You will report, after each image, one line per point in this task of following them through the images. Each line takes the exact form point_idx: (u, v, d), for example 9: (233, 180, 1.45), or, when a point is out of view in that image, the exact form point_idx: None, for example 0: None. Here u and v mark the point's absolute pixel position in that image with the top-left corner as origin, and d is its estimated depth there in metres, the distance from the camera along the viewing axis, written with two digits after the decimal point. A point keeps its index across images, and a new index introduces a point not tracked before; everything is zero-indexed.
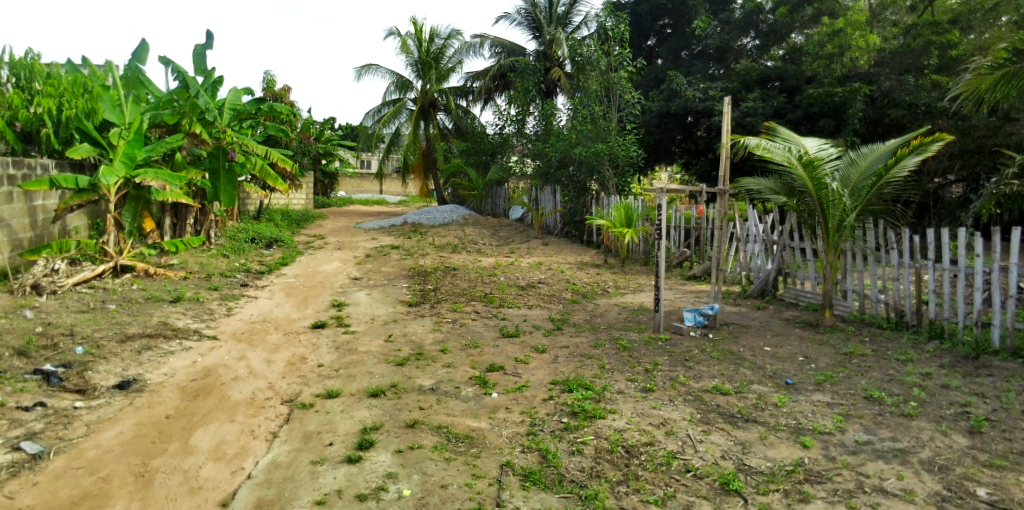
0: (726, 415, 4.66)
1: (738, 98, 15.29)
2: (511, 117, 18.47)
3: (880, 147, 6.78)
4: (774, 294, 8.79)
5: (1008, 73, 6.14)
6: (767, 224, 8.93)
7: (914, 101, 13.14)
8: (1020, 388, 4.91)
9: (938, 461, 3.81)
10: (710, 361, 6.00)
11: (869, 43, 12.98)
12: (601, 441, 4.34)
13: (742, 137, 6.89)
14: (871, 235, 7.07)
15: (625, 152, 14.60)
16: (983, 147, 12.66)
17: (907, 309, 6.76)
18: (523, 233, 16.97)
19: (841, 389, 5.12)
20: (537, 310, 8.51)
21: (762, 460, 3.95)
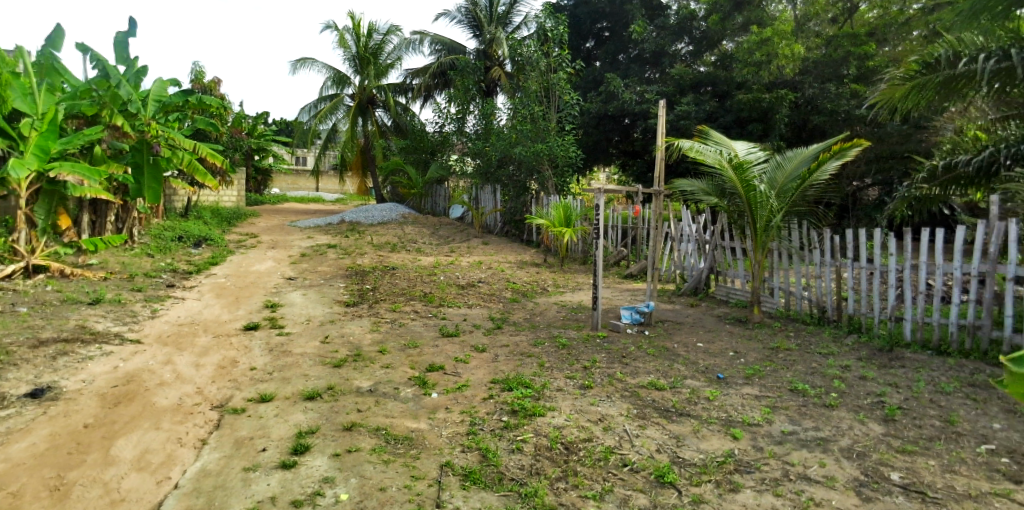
0: (661, 410, 4.79)
1: (673, 102, 15.74)
2: (451, 116, 18.38)
3: (804, 151, 7.11)
4: (706, 292, 9.10)
5: (918, 85, 6.57)
6: (700, 225, 9.26)
7: (834, 108, 13.89)
8: (928, 378, 5.27)
9: (857, 448, 4.03)
10: (646, 357, 6.16)
11: (794, 52, 13.62)
12: (540, 438, 4.37)
13: (677, 139, 7.09)
14: (795, 235, 7.42)
15: (564, 153, 14.85)
16: (896, 153, 13.52)
17: (828, 305, 7.13)
18: (464, 232, 16.92)
19: (768, 382, 5.35)
20: (477, 310, 8.50)
21: (695, 453, 4.08)
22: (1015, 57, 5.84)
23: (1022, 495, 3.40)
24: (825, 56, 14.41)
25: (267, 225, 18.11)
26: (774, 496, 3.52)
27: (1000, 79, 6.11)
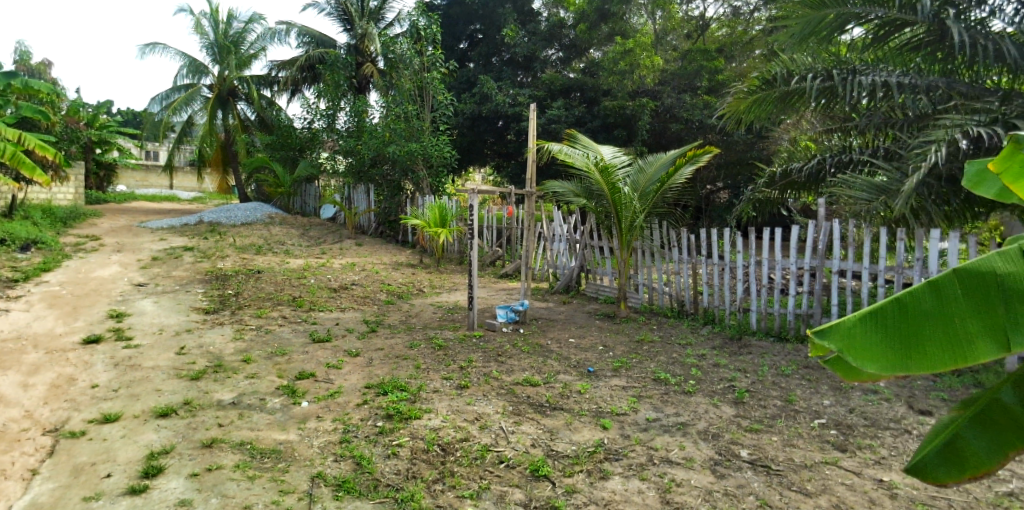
0: (535, 405, 4.91)
1: (545, 106, 16.19)
2: (320, 112, 17.65)
3: (663, 157, 7.56)
4: (578, 289, 9.47)
5: (758, 99, 7.28)
6: (570, 225, 9.63)
7: (689, 117, 15.04)
8: (771, 362, 5.85)
9: (712, 430, 4.38)
10: (521, 354, 6.28)
11: (654, 63, 14.53)
12: (417, 441, 4.30)
13: (547, 142, 7.28)
14: (656, 234, 7.91)
15: (439, 153, 14.82)
16: (742, 159, 14.89)
17: (686, 299, 7.69)
18: (336, 233, 16.33)
19: (634, 373, 5.67)
20: (351, 313, 8.23)
21: (567, 445, 4.22)
22: (836, 78, 6.64)
23: (847, 462, 3.87)
24: (681, 69, 15.52)
25: (110, 225, 16.33)
26: (640, 480, 3.72)
27: (824, 96, 6.92)
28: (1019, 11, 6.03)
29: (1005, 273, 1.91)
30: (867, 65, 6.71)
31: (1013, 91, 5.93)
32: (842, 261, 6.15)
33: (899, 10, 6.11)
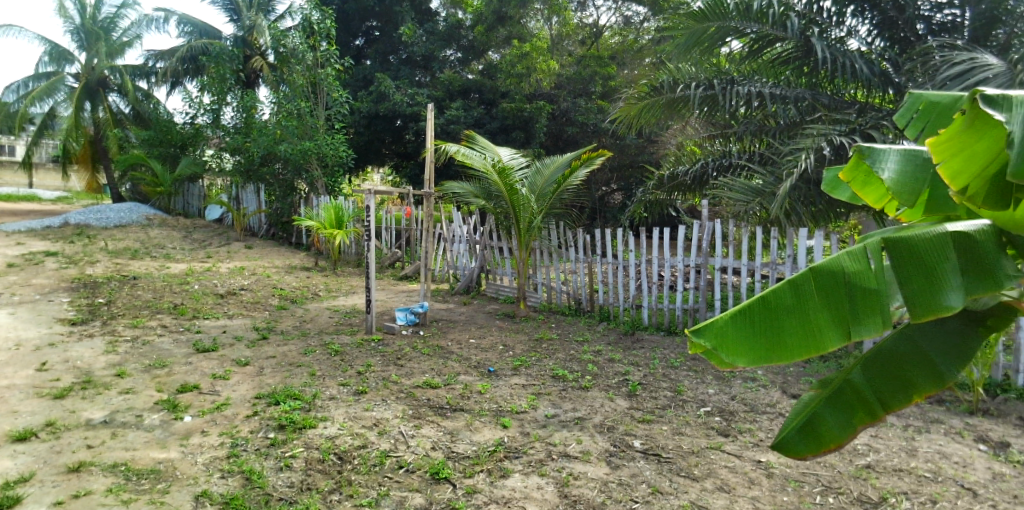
0: (435, 408, 4.86)
1: (443, 107, 16.03)
2: (204, 106, 16.58)
3: (559, 159, 7.76)
4: (478, 290, 9.51)
5: (647, 105, 7.66)
6: (470, 226, 9.63)
7: (585, 121, 15.56)
8: (661, 355, 6.15)
9: (607, 423, 4.54)
10: (421, 357, 6.20)
11: (550, 68, 14.81)
12: (311, 451, 4.13)
13: (445, 143, 7.20)
14: (553, 235, 8.09)
15: (334, 152, 14.35)
16: (634, 162, 15.54)
17: (583, 297, 7.94)
18: (223, 235, 15.43)
19: (533, 371, 5.76)
20: (239, 320, 7.76)
21: (468, 446, 4.21)
22: (716, 87, 7.09)
23: (730, 446, 4.13)
24: (576, 74, 15.95)
25: None
26: (539, 476, 3.79)
27: (707, 104, 7.36)
28: (871, 33, 6.73)
29: (850, 272, 2.22)
30: (744, 76, 7.21)
31: (866, 105, 6.61)
32: (723, 258, 6.56)
33: (771, 26, 6.67)
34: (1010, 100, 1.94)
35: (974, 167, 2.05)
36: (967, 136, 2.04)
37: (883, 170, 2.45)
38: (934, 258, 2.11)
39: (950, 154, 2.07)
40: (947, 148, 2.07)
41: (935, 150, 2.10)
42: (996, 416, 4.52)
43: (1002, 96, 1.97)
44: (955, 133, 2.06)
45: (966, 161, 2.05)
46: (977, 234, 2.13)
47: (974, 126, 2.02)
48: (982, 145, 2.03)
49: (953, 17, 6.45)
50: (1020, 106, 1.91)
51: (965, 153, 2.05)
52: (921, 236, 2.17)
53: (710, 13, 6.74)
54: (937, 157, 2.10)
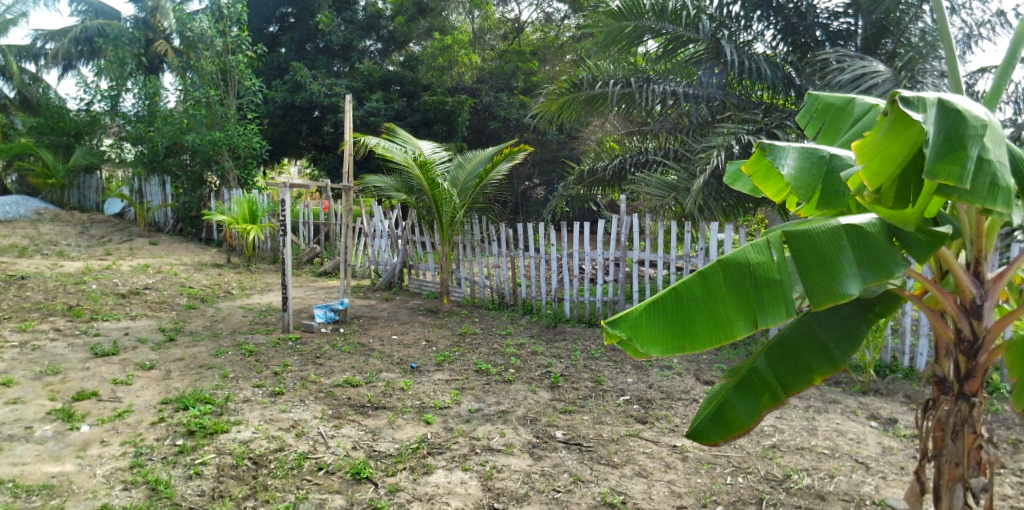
0: (356, 406, 4.76)
1: (362, 98, 15.64)
2: (101, 91, 15.41)
3: (481, 153, 7.75)
4: (400, 286, 9.40)
5: (567, 101, 7.75)
6: (392, 220, 9.46)
7: (506, 116, 15.62)
8: (583, 347, 6.29)
9: (530, 415, 4.59)
10: (341, 355, 6.05)
11: (471, 61, 14.78)
12: (223, 457, 3.94)
13: (363, 135, 7.02)
14: (476, 229, 8.09)
15: (247, 144, 13.71)
16: (555, 158, 15.75)
17: (506, 291, 7.99)
18: (124, 231, 14.45)
19: (456, 366, 5.75)
20: (143, 321, 7.30)
21: (390, 444, 4.15)
22: (633, 85, 7.30)
23: (647, 432, 4.28)
24: (497, 68, 15.98)
25: None
26: (462, 471, 3.78)
27: (625, 102, 7.56)
28: (775, 38, 7.09)
29: (755, 264, 2.34)
30: (659, 75, 7.47)
31: (771, 106, 6.97)
32: (641, 251, 6.77)
33: (684, 28, 6.94)
34: (922, 104, 2.16)
35: (888, 168, 2.15)
36: (886, 139, 2.17)
37: (783, 166, 2.60)
38: (831, 250, 2.26)
39: (871, 155, 2.17)
40: (869, 150, 2.18)
41: (858, 151, 2.20)
42: (885, 395, 4.92)
43: (915, 101, 2.18)
44: (874, 137, 2.19)
45: (882, 163, 2.16)
46: (867, 229, 2.31)
47: (893, 130, 2.16)
48: (897, 147, 2.16)
49: (848, 25, 6.88)
50: (932, 110, 2.14)
51: (883, 154, 2.16)
52: (818, 229, 2.31)
53: (627, 12, 6.94)
54: (858, 158, 2.20)
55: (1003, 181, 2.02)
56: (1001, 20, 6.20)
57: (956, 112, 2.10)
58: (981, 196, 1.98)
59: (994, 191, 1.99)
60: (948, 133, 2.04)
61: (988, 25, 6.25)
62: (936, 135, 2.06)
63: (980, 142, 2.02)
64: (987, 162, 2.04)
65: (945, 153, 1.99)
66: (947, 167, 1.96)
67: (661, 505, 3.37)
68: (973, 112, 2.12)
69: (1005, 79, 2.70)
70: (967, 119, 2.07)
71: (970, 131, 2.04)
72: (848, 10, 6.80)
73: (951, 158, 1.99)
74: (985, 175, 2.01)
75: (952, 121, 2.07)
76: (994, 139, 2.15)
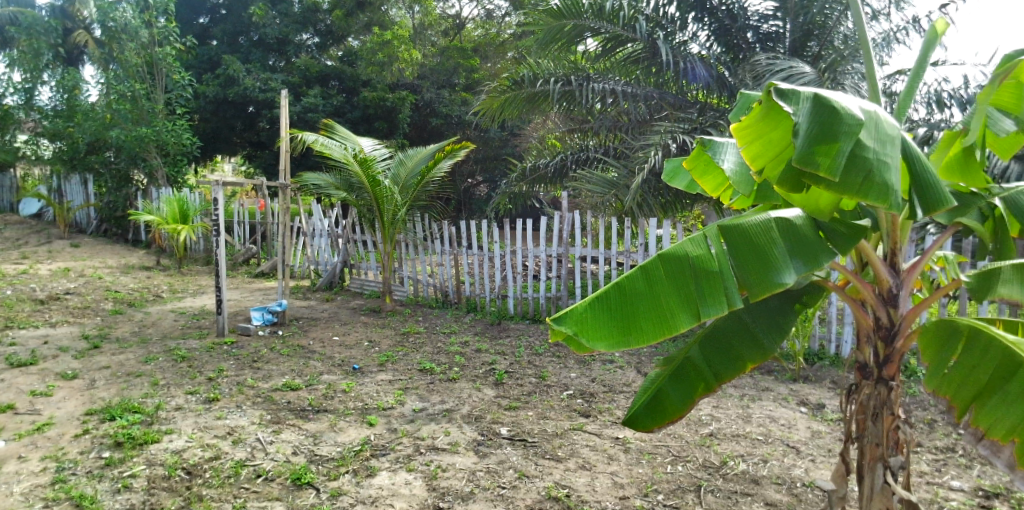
0: (296, 410, 4.65)
1: (299, 94, 15.21)
2: (13, 83, 14.41)
3: (422, 151, 7.68)
4: (341, 286, 9.23)
5: (508, 99, 7.80)
6: (332, 219, 9.26)
7: (448, 113, 15.52)
8: (527, 343, 6.33)
9: (474, 413, 4.59)
10: (280, 358, 5.89)
11: (412, 57, 14.55)
12: (154, 468, 3.77)
13: (301, 131, 6.83)
14: (419, 227, 8.02)
15: (177, 140, 13.14)
16: (498, 155, 15.73)
17: (450, 289, 7.95)
18: (42, 233, 13.60)
19: (400, 366, 5.69)
20: (64, 328, 6.89)
21: (332, 447, 4.06)
22: (574, 83, 7.39)
23: (591, 426, 4.35)
24: (438, 65, 15.87)
25: None
26: (407, 472, 3.74)
27: (565, 100, 7.66)
28: (709, 38, 7.30)
29: (694, 256, 2.40)
30: (599, 74, 7.59)
31: (705, 105, 7.17)
32: (582, 248, 6.86)
33: (621, 27, 7.07)
34: (798, 95, 2.17)
35: (771, 152, 2.23)
36: (765, 124, 2.23)
37: (723, 161, 2.68)
38: (765, 243, 2.35)
39: (751, 139, 2.24)
40: (748, 133, 2.24)
41: (739, 135, 2.26)
42: (813, 381, 5.16)
43: (791, 92, 2.19)
44: (753, 120, 2.25)
45: (763, 146, 2.23)
46: (780, 220, 2.41)
47: (770, 115, 2.22)
48: (775, 133, 2.22)
49: (777, 28, 7.15)
50: (805, 101, 2.15)
51: (763, 138, 2.23)
52: (749, 223, 2.41)
53: (566, 11, 7.04)
54: (740, 141, 2.27)
55: (882, 175, 2.08)
56: (916, 26, 6.59)
57: (830, 108, 2.12)
58: (856, 190, 2.06)
59: (868, 186, 2.06)
60: (820, 127, 2.08)
61: (903, 31, 6.63)
62: (808, 128, 2.09)
63: (853, 139, 2.06)
64: (861, 156, 2.10)
65: (817, 146, 2.04)
66: (816, 161, 2.03)
67: (604, 496, 3.44)
68: (849, 107, 2.15)
69: (917, 80, 2.84)
70: (840, 116, 2.10)
71: (843, 128, 2.08)
72: (777, 13, 7.07)
73: (823, 153, 2.04)
74: (858, 171, 2.07)
75: (826, 115, 2.10)
76: (877, 132, 2.20)
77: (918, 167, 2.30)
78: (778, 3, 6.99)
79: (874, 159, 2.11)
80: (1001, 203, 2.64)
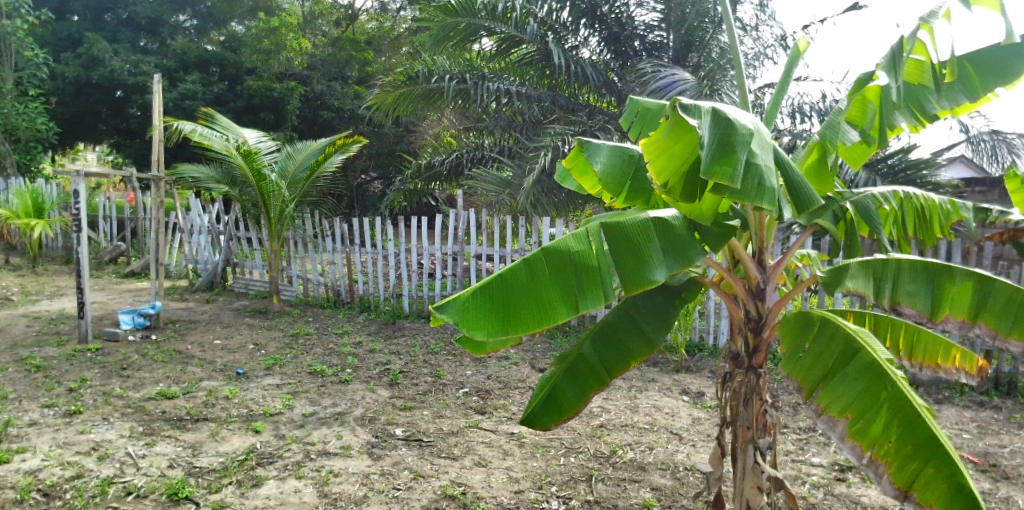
0: (173, 420, 4.33)
1: (175, 79, 14.12)
2: None
3: (312, 144, 7.40)
4: (223, 285, 8.71)
5: (402, 94, 7.71)
6: (212, 215, 8.69)
7: (340, 106, 15.01)
8: (422, 342, 6.27)
9: (368, 415, 4.49)
10: (153, 365, 5.47)
11: (301, 46, 14.13)
12: (3, 492, 3.37)
13: (177, 119, 6.35)
14: (309, 224, 7.72)
15: (29, 125, 11.90)
16: (392, 151, 15.36)
17: (342, 289, 7.72)
18: None
19: (288, 369, 5.45)
20: None
21: (213, 458, 3.82)
22: (469, 81, 7.42)
23: (486, 422, 4.40)
24: (330, 56, 15.33)
25: None
26: (296, 479, 3.60)
27: (460, 98, 7.66)
28: (599, 44, 7.57)
29: (576, 252, 2.49)
30: (494, 73, 7.66)
31: (595, 108, 7.43)
32: (478, 246, 6.90)
33: (515, 28, 7.17)
34: (699, 110, 2.32)
35: (673, 165, 2.32)
36: (669, 139, 2.30)
37: (595, 162, 2.77)
38: (644, 241, 2.47)
39: (657, 155, 2.31)
40: (655, 150, 2.31)
41: (646, 150, 2.32)
42: (694, 371, 5.53)
43: (693, 107, 2.34)
44: (659, 138, 2.30)
45: (668, 161, 2.32)
46: (669, 222, 2.54)
47: (676, 133, 2.28)
48: (679, 148, 2.31)
49: (662, 38, 7.49)
50: (706, 115, 2.31)
51: (667, 153, 2.31)
52: (631, 221, 2.52)
53: (460, 10, 7.04)
54: (646, 157, 2.33)
55: (768, 181, 2.26)
56: (782, 44, 7.19)
57: (726, 121, 2.27)
58: (750, 195, 2.20)
59: (760, 191, 2.22)
60: (719, 140, 2.21)
61: (772, 48, 7.22)
62: (710, 140, 2.21)
63: (747, 148, 2.21)
64: (753, 164, 2.25)
65: (718, 156, 2.16)
66: (720, 171, 2.14)
67: (500, 492, 3.49)
68: (741, 119, 2.32)
69: (782, 94, 3.08)
70: (735, 127, 2.27)
71: (739, 138, 2.24)
72: (662, 24, 7.41)
73: (725, 163, 2.16)
74: (753, 178, 2.23)
75: (723, 129, 2.24)
76: (761, 143, 2.37)
77: (788, 172, 2.50)
78: (662, 14, 7.34)
79: (763, 167, 2.28)
80: (852, 206, 2.94)
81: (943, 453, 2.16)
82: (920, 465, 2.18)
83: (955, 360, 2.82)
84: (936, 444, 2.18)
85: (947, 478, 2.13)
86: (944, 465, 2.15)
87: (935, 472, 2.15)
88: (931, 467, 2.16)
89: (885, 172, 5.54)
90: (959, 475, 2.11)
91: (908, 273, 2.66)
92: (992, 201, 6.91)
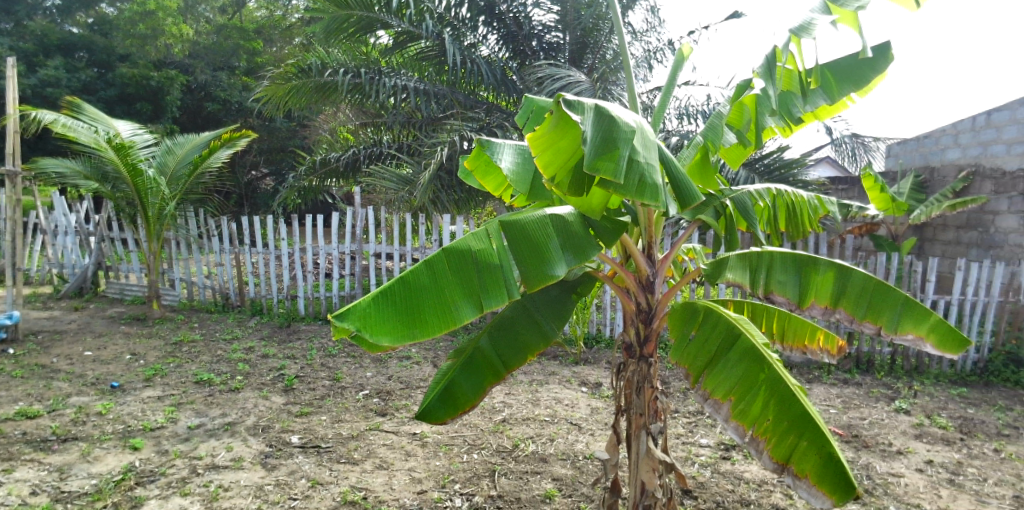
0: (35, 442, 3.92)
1: (34, 63, 12.78)
2: None
3: (194, 138, 6.95)
4: (95, 291, 8.01)
5: (293, 88, 7.38)
6: (81, 214, 7.94)
7: (227, 98, 14.08)
8: (319, 345, 6.06)
9: (261, 423, 4.29)
10: (10, 381, 4.93)
11: (182, 32, 13.38)
12: None
13: (35, 108, 5.71)
14: (193, 223, 7.24)
15: None
16: (284, 147, 14.83)
17: (231, 292, 7.29)
18: None
19: (170, 379, 5.09)
20: None
21: (83, 481, 3.50)
22: (364, 76, 7.24)
23: (387, 424, 4.32)
24: (214, 44, 14.44)
25: None
26: (181, 496, 3.38)
27: (356, 92, 7.46)
28: (497, 43, 7.66)
29: (476, 251, 2.49)
30: (391, 68, 7.53)
31: (493, 105, 7.51)
32: (377, 244, 6.75)
33: (410, 24, 7.10)
34: (583, 105, 2.38)
35: (561, 159, 2.38)
36: (555, 134, 2.38)
37: (502, 161, 2.78)
38: (540, 238, 2.52)
39: (543, 148, 2.37)
40: (542, 142, 2.37)
41: (534, 145, 2.39)
42: (592, 363, 5.71)
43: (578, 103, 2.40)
44: (546, 131, 2.37)
45: (554, 154, 2.38)
46: (562, 216, 2.61)
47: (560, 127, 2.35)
48: (565, 142, 2.38)
49: (558, 39, 7.66)
50: (589, 111, 2.36)
51: (555, 149, 2.39)
52: (528, 219, 2.56)
53: (353, 3, 6.86)
54: (534, 151, 2.39)
55: (649, 178, 2.36)
56: (671, 48, 7.56)
57: (609, 118, 2.35)
58: (631, 191, 2.31)
59: (640, 188, 2.33)
60: (603, 135, 2.29)
61: (660, 51, 7.58)
62: (593, 135, 2.29)
63: (630, 145, 2.30)
64: (635, 161, 2.36)
65: (600, 152, 2.24)
66: (604, 166, 2.23)
67: (401, 494, 3.44)
68: (624, 118, 2.41)
69: (669, 97, 3.22)
70: (618, 125, 2.35)
71: (621, 135, 2.32)
72: (558, 25, 7.56)
73: (607, 158, 2.24)
74: (634, 174, 2.33)
75: (607, 126, 2.33)
76: (644, 141, 2.47)
77: (671, 170, 2.62)
78: (559, 16, 7.47)
79: (644, 164, 2.38)
80: (731, 203, 3.12)
81: (814, 427, 2.37)
82: (795, 439, 2.37)
83: (819, 342, 3.08)
84: (807, 419, 2.39)
85: (819, 449, 2.33)
86: (817, 437, 2.35)
87: (808, 444, 2.35)
88: (805, 440, 2.36)
89: (762, 171, 5.96)
90: (829, 445, 2.32)
91: (779, 265, 2.87)
92: (854, 198, 7.63)
